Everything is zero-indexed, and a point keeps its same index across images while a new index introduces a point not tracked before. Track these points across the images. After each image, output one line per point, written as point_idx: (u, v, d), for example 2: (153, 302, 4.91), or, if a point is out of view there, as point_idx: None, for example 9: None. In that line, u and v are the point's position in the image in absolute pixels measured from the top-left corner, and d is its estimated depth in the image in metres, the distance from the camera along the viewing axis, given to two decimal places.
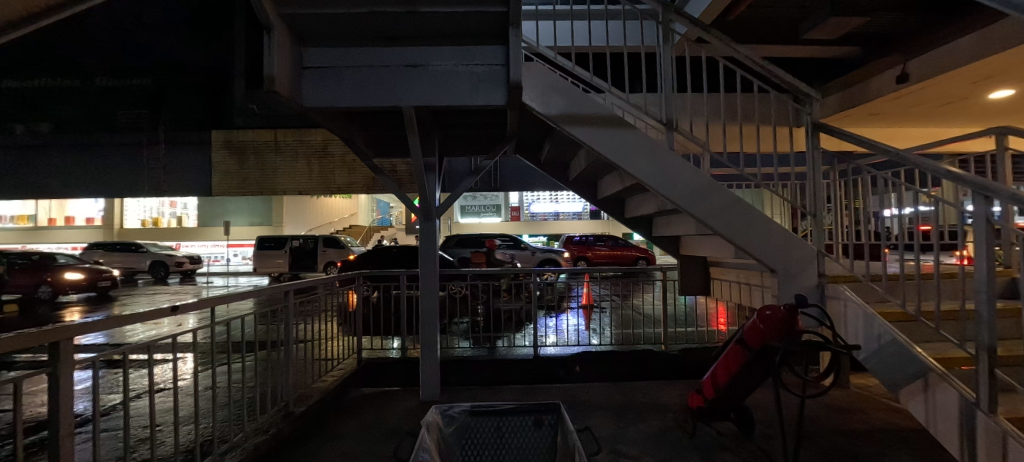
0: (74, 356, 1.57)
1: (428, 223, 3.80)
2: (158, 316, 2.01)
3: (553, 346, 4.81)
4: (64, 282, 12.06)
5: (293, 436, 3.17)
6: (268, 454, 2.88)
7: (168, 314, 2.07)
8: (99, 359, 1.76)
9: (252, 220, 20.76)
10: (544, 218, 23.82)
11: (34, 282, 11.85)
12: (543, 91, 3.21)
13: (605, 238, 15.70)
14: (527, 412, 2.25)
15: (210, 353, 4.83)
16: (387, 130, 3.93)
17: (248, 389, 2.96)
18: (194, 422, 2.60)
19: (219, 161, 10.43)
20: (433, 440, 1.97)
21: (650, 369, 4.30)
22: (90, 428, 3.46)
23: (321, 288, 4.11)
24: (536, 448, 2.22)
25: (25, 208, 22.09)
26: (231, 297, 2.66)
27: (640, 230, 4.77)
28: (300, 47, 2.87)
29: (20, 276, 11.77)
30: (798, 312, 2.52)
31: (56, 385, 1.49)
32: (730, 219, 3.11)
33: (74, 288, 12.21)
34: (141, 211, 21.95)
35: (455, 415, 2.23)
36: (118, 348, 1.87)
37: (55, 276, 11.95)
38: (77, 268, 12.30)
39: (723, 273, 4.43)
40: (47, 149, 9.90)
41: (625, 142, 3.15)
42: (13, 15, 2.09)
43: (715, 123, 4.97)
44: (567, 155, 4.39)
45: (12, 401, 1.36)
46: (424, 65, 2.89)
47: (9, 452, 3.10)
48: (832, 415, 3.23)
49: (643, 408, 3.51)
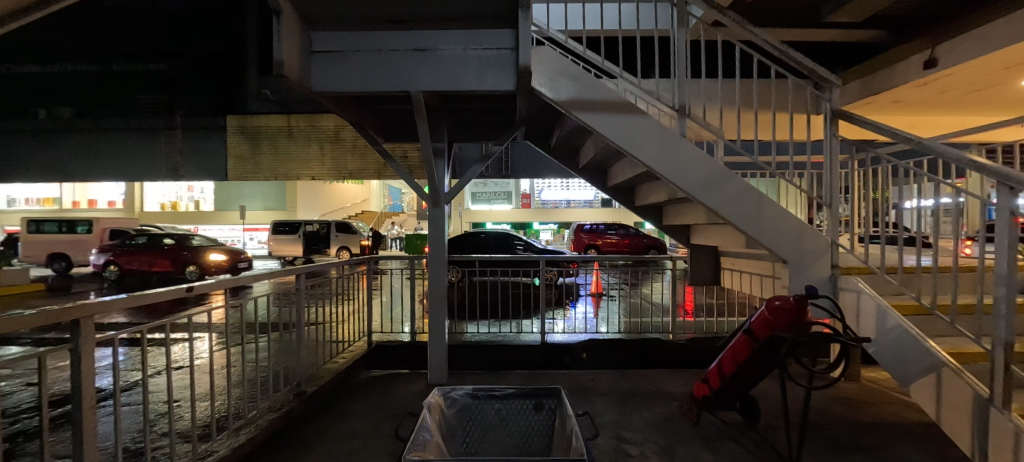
0: (96, 334, 1.62)
1: (436, 209, 3.80)
2: (175, 298, 2.06)
3: (560, 333, 4.82)
4: (207, 263, 12.48)
5: (305, 414, 3.26)
6: (280, 432, 2.96)
7: (184, 295, 2.11)
8: (118, 338, 1.81)
9: (268, 205, 21.25)
10: (555, 205, 23.87)
11: (181, 266, 12.35)
12: (552, 76, 3.16)
13: (615, 227, 16.03)
14: (527, 397, 2.28)
15: (225, 334, 4.96)
16: (395, 116, 3.92)
17: (266, 368, 3.05)
18: (212, 399, 2.67)
19: (233, 146, 10.21)
20: (434, 420, 2.01)
21: (657, 359, 4.30)
22: (112, 402, 3.61)
23: (333, 272, 4.17)
24: (538, 433, 2.24)
25: (50, 191, 22.74)
26: (252, 279, 2.73)
27: (650, 219, 4.73)
28: (309, 32, 2.86)
29: (166, 260, 12.39)
30: (807, 303, 2.48)
31: (79, 360, 1.56)
32: (740, 207, 3.05)
33: (217, 270, 12.60)
34: (162, 195, 22.48)
35: (457, 397, 2.26)
36: (137, 329, 1.91)
37: (199, 259, 12.41)
38: (217, 249, 12.67)
39: (734, 262, 4.37)
40: (68, 134, 10.12)
41: (636, 129, 3.10)
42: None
43: (731, 110, 4.85)
44: (576, 142, 4.33)
45: (37, 375, 1.40)
46: (433, 49, 2.87)
47: (38, 422, 3.25)
48: (840, 407, 3.21)
49: (648, 396, 3.52)
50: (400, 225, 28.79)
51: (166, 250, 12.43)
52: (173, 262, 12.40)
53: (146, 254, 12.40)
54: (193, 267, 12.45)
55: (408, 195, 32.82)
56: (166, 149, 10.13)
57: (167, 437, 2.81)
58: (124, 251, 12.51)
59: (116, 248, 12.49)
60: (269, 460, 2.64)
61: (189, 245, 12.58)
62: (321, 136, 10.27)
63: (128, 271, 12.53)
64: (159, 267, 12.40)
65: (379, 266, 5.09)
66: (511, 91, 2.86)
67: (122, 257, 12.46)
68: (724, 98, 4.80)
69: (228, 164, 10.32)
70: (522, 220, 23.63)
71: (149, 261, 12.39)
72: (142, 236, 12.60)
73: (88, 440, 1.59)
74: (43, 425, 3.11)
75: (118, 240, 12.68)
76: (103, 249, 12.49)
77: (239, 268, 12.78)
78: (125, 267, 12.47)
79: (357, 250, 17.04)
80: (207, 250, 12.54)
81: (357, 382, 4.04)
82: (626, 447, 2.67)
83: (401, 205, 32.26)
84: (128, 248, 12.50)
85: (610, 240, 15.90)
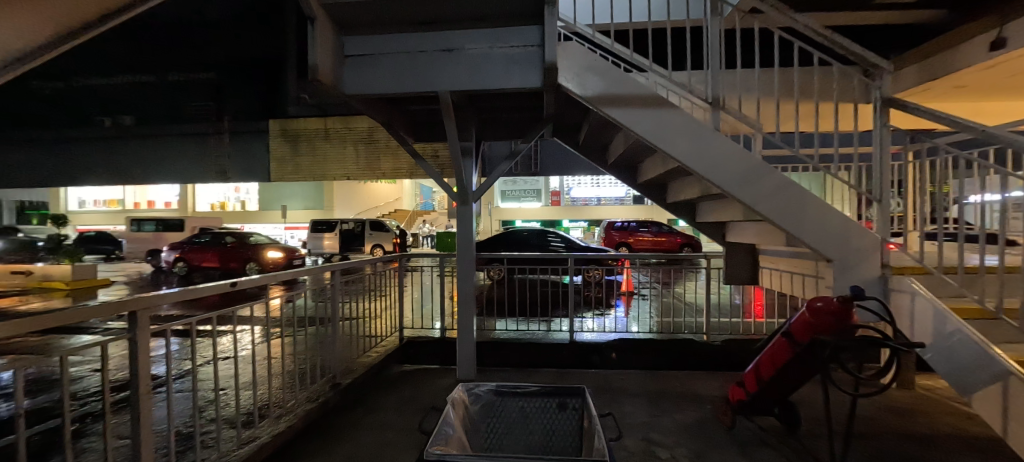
0: (150, 326, 1.74)
1: (464, 207, 3.83)
2: (219, 292, 2.16)
3: (589, 332, 4.77)
4: (265, 260, 13.12)
5: (340, 405, 3.39)
6: (316, 422, 3.09)
7: (227, 290, 2.21)
8: (170, 329, 1.93)
9: (307, 204, 22.21)
10: (584, 203, 23.65)
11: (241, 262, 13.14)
12: (579, 72, 3.12)
13: (648, 224, 15.67)
14: (551, 395, 2.26)
15: (267, 327, 5.21)
16: (424, 116, 3.99)
17: (304, 360, 3.18)
18: (255, 388, 2.81)
19: (275, 148, 10.74)
20: (458, 415, 2.03)
21: (691, 361, 4.17)
22: (166, 389, 3.87)
23: (368, 269, 4.30)
24: (563, 431, 2.22)
25: (115, 193, 24.70)
26: (292, 275, 2.86)
27: (682, 216, 4.59)
28: (341, 36, 2.95)
29: (228, 257, 13.24)
30: (853, 304, 2.34)
31: (136, 350, 1.68)
32: (779, 203, 2.91)
33: (275, 266, 13.20)
34: (212, 196, 23.93)
35: (481, 393, 2.28)
36: (186, 320, 2.03)
37: (258, 256, 13.12)
38: (275, 247, 13.25)
39: (773, 261, 4.17)
40: (130, 140, 10.94)
41: (667, 124, 3.01)
42: (88, 13, 2.28)
43: (770, 101, 4.63)
44: (605, 138, 4.26)
45: (100, 363, 1.52)
46: (459, 48, 2.90)
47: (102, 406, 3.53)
48: (891, 417, 3.00)
49: (679, 398, 3.42)
50: (432, 223, 29.35)
51: (228, 246, 13.30)
52: (234, 259, 13.23)
53: (211, 250, 13.29)
54: (252, 264, 13.22)
55: (440, 194, 33.38)
56: (215, 153, 10.78)
57: (215, 422, 2.99)
58: (191, 248, 13.48)
59: (185, 246, 13.48)
60: (305, 449, 2.76)
61: (248, 242, 13.38)
62: (356, 137, 10.65)
63: (195, 268, 13.47)
64: (222, 263, 13.25)
65: (410, 263, 5.21)
66: (538, 88, 2.84)
67: (190, 254, 13.42)
68: (762, 89, 4.58)
69: (270, 165, 10.86)
70: (553, 218, 23.50)
71: (213, 257, 13.27)
72: (206, 234, 13.51)
73: (143, 424, 1.71)
74: (107, 407, 3.39)
75: (186, 238, 13.67)
76: (173, 247, 13.50)
77: (294, 265, 13.25)
78: (193, 263, 13.40)
79: (390, 248, 17.52)
80: (265, 247, 13.18)
81: (389, 376, 4.15)
82: (655, 450, 2.60)
83: (433, 204, 32.84)
84: (195, 245, 13.46)
85: (643, 237, 15.56)
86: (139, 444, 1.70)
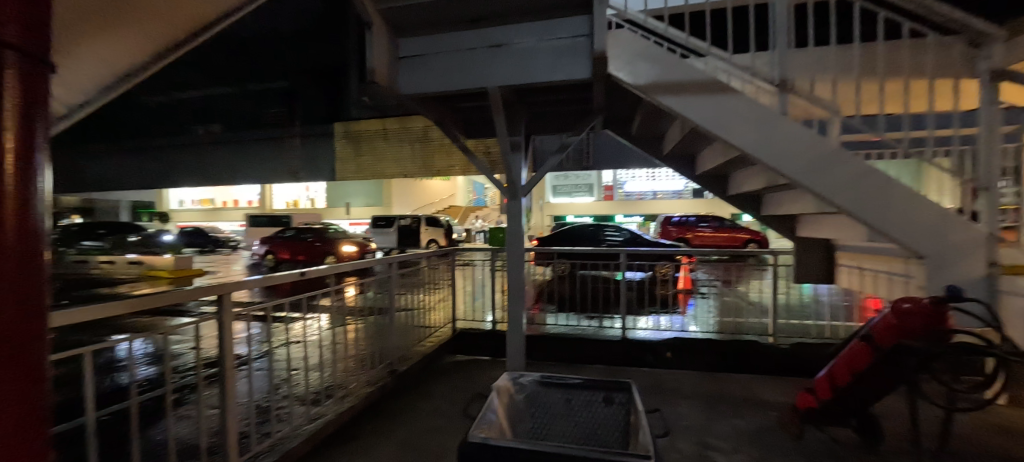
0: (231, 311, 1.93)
1: (514, 202, 3.84)
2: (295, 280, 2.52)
3: (643, 330, 4.61)
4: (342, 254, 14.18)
5: (397, 392, 3.55)
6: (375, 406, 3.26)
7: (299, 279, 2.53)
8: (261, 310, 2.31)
9: (370, 202, 23.46)
10: (640, 197, 22.73)
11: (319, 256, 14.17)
12: (631, 60, 3.00)
13: (708, 219, 14.92)
14: (596, 389, 2.20)
15: None
16: (474, 112, 4.04)
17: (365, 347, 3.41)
18: (321, 371, 3.02)
19: (340, 149, 11.43)
20: (502, 404, 2.07)
21: (754, 364, 3.90)
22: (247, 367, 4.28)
23: (422, 262, 4.44)
24: (608, 426, 2.18)
25: (207, 193, 27.56)
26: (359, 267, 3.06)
27: (745, 210, 4.29)
28: (395, 39, 3.07)
29: (309, 251, 14.39)
30: (948, 306, 2.08)
31: (221, 332, 1.91)
32: (859, 193, 2.62)
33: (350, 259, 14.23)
34: (287, 195, 25.99)
35: (526, 384, 2.29)
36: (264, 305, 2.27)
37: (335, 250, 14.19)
38: (350, 241, 14.25)
39: (852, 258, 3.78)
40: (217, 146, 12.14)
41: (727, 110, 2.81)
42: None
43: (849, 82, 4.19)
44: (660, 128, 4.07)
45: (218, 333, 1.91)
46: (507, 44, 2.90)
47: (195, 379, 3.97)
48: (997, 436, 2.62)
49: (740, 402, 3.21)
50: (486, 219, 29.86)
51: (309, 241, 14.40)
52: (314, 253, 14.34)
53: (294, 245, 14.52)
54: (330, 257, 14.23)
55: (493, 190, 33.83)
56: (288, 155, 11.68)
57: (287, 397, 3.29)
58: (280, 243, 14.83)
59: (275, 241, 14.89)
60: (365, 431, 2.92)
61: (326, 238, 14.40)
62: (413, 137, 10.86)
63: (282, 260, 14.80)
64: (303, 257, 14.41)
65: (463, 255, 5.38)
66: (588, 79, 2.79)
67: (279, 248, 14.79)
68: (840, 69, 4.15)
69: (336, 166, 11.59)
70: (606, 213, 22.94)
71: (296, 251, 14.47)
72: (290, 230, 14.78)
73: (227, 396, 1.95)
74: (201, 381, 3.83)
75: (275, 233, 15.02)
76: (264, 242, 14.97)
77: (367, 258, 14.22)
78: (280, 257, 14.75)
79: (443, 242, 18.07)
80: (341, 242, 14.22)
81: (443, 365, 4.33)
82: (711, 455, 2.46)
83: (487, 200, 33.36)
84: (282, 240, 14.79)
85: (703, 232, 14.80)
86: (224, 408, 1.96)
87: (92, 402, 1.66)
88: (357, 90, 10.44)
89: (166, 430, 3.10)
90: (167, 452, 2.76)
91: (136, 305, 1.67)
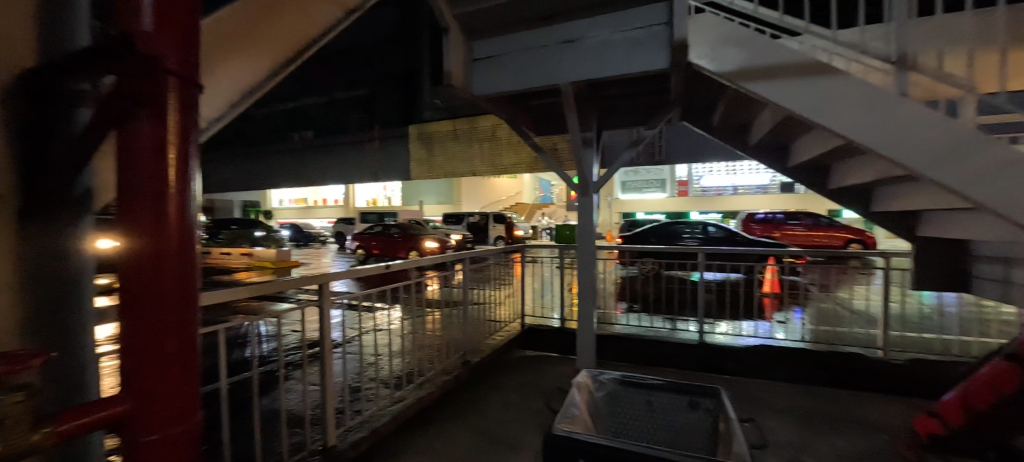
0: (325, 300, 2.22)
1: (585, 199, 3.77)
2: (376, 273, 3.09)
3: (723, 335, 4.30)
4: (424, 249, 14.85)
5: (467, 385, 3.66)
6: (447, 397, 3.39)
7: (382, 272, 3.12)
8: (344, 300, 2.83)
9: (441, 200, 24.42)
10: (718, 192, 21.33)
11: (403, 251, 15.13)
12: (716, 45, 2.81)
13: (800, 217, 13.63)
14: (681, 392, 2.10)
15: None
16: (545, 109, 4.02)
17: (441, 338, 3.63)
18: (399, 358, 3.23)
19: (413, 150, 11.96)
20: (582, 400, 2.06)
21: (857, 378, 3.49)
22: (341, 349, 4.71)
23: (491, 259, 4.53)
24: (694, 434, 2.06)
25: (300, 194, 30.45)
26: (431, 263, 3.42)
27: (849, 205, 3.83)
28: (470, 41, 3.16)
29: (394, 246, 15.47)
30: None
31: (323, 324, 2.56)
32: (1009, 185, 2.17)
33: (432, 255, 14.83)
34: (366, 194, 27.88)
35: (606, 382, 2.24)
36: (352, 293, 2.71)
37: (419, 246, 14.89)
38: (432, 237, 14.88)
39: (989, 261, 3.22)
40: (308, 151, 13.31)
41: (827, 95, 2.53)
42: None
43: (988, 53, 3.55)
44: (746, 117, 3.75)
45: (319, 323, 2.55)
46: (579, 39, 2.84)
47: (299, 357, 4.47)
48: None
49: (842, 420, 2.88)
50: (553, 216, 29.79)
51: (393, 236, 15.38)
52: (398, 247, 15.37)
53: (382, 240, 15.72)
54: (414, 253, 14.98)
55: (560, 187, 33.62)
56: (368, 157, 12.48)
57: (373, 379, 3.62)
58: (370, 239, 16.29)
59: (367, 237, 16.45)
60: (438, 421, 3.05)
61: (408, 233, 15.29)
62: (482, 137, 10.95)
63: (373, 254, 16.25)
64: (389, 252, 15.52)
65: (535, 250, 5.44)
66: (665, 69, 2.64)
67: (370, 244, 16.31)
68: (974, 39, 3.54)
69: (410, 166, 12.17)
70: (679, 210, 21.82)
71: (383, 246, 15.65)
72: (379, 226, 15.88)
73: (326, 376, 2.62)
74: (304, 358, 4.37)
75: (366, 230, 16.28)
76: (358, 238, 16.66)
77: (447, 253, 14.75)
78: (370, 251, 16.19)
79: (510, 238, 18.33)
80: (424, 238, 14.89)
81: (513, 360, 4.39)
82: None
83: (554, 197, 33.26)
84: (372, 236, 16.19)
85: (794, 230, 13.56)
86: (324, 383, 2.61)
87: (223, 372, 1.98)
88: (430, 93, 10.87)
89: (277, 400, 3.56)
90: (279, 420, 3.17)
91: (255, 289, 2.07)
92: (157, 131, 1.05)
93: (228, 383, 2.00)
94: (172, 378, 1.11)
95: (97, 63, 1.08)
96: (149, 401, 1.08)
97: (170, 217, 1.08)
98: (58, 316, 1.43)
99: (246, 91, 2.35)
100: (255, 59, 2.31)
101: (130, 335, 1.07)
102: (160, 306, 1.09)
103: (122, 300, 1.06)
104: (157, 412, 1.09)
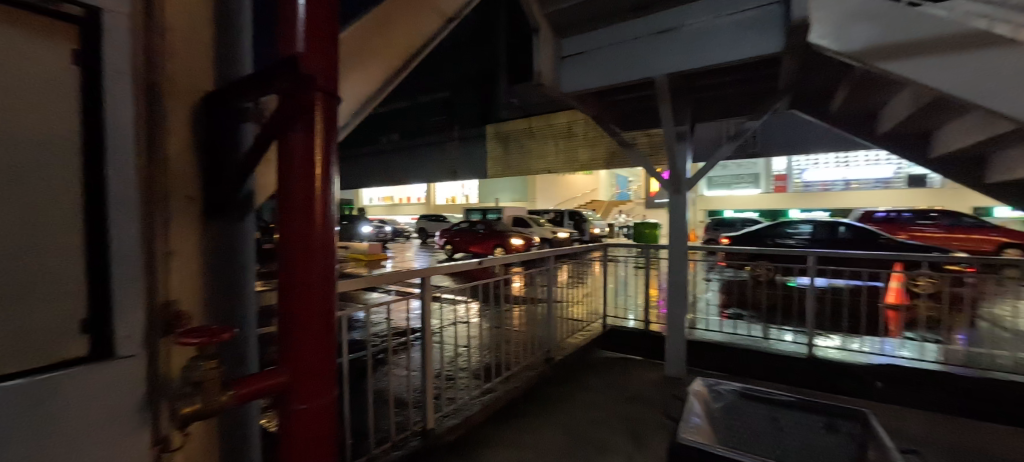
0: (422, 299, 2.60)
1: (676, 197, 3.66)
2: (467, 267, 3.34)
3: (835, 351, 4.50)
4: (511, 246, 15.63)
5: (549, 381, 3.78)
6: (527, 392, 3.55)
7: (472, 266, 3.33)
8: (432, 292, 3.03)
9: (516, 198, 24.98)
10: (824, 187, 19.72)
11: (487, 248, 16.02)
12: (843, 22, 3.07)
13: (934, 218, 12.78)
14: (813, 416, 2.57)
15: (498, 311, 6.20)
16: (633, 104, 3.95)
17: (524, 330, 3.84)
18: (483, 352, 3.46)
19: (491, 149, 12.41)
20: (703, 407, 2.73)
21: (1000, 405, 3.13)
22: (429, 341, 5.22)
23: (570, 259, 4.58)
24: (831, 451, 2.46)
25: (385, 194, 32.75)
26: (519, 258, 3.66)
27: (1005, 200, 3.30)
28: (560, 40, 3.30)
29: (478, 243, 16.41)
30: None
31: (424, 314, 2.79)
32: None
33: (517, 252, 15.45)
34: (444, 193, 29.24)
35: (728, 394, 2.84)
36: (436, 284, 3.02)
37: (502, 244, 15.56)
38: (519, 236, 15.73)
39: None
40: None
41: (974, 66, 2.67)
42: None
43: None
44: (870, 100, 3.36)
45: (422, 314, 2.79)
46: (676, 27, 2.83)
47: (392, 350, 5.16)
48: None
49: None
50: (629, 213, 29.10)
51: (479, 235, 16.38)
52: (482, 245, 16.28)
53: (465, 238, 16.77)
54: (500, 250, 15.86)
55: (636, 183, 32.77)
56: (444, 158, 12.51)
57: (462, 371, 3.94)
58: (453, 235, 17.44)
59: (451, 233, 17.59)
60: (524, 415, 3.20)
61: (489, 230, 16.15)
62: (556, 134, 11.18)
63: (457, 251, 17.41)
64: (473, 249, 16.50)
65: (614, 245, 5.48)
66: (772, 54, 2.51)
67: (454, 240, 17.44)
68: None
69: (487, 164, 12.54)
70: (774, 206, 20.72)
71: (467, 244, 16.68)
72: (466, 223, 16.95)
73: (425, 361, 2.89)
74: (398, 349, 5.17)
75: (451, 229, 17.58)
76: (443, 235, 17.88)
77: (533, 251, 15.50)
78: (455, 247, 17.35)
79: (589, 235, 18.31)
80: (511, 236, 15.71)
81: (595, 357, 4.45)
82: None
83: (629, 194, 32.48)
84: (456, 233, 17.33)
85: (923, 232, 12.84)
86: (425, 368, 2.90)
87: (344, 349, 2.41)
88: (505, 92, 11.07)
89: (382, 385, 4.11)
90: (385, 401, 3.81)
91: None
92: (304, 140, 1.62)
93: (345, 358, 2.42)
94: (314, 350, 1.69)
95: (252, 83, 1.60)
96: (295, 373, 1.67)
97: (316, 223, 1.66)
98: (227, 313, 1.75)
99: (365, 100, 2.52)
100: (370, 72, 2.51)
101: (294, 320, 1.66)
102: (305, 288, 1.67)
103: (285, 290, 1.65)
104: (309, 381, 1.68)
